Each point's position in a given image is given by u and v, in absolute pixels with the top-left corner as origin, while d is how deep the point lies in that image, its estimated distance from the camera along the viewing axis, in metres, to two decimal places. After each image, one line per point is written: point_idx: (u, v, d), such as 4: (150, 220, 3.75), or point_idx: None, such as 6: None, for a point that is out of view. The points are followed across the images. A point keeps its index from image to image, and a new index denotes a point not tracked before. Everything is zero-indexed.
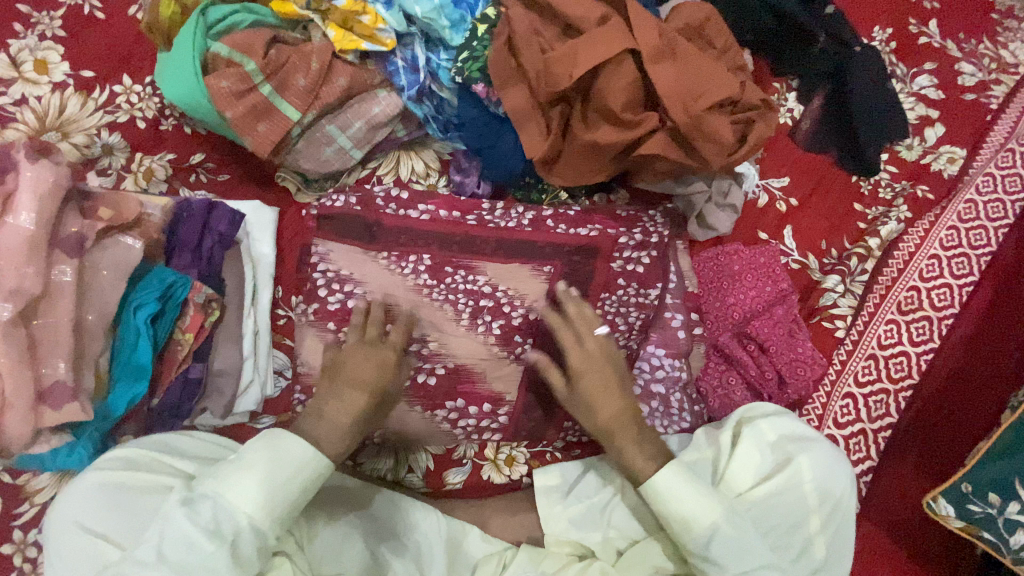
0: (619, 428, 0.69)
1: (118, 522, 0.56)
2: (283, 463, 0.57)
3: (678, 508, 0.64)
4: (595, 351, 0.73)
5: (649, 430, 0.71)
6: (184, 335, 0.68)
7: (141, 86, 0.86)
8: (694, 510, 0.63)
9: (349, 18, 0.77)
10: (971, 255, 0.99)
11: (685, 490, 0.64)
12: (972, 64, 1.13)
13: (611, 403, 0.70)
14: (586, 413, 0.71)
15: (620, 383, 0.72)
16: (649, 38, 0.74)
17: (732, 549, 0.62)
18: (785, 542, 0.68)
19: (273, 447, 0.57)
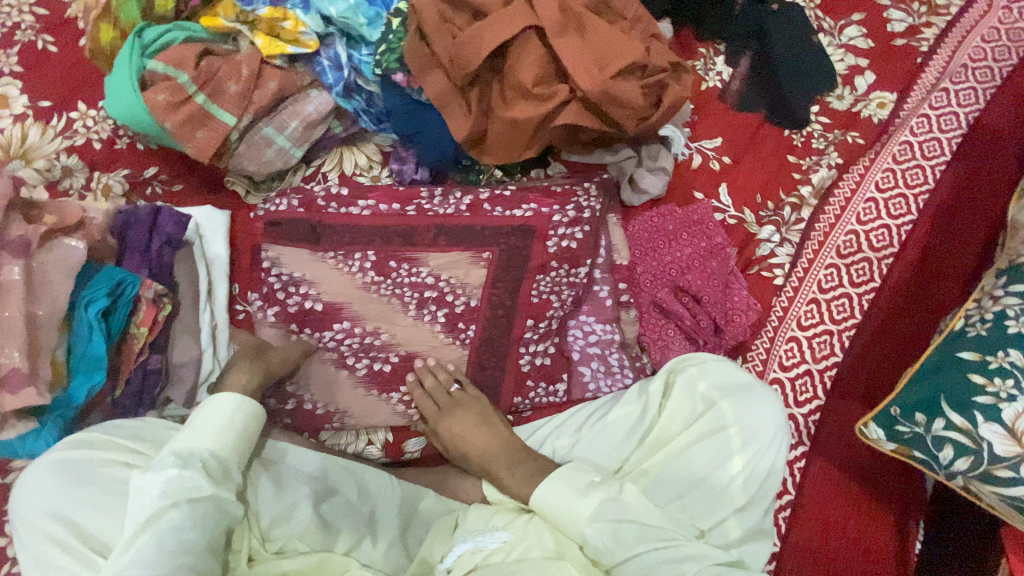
0: (491, 463, 0.77)
1: (79, 497, 0.59)
2: (219, 413, 0.66)
3: (561, 506, 0.68)
4: (449, 405, 0.82)
5: (523, 454, 0.77)
6: (139, 329, 0.73)
7: (96, 111, 0.92)
8: (575, 506, 0.67)
9: (273, 25, 0.83)
10: (907, 195, 1.02)
11: (557, 490, 0.69)
12: (901, 11, 1.16)
13: (475, 446, 0.78)
14: (463, 458, 0.80)
15: (482, 423, 0.80)
16: (550, 13, 0.78)
17: (617, 532, 0.65)
18: (704, 487, 0.71)
19: (210, 406, 0.67)
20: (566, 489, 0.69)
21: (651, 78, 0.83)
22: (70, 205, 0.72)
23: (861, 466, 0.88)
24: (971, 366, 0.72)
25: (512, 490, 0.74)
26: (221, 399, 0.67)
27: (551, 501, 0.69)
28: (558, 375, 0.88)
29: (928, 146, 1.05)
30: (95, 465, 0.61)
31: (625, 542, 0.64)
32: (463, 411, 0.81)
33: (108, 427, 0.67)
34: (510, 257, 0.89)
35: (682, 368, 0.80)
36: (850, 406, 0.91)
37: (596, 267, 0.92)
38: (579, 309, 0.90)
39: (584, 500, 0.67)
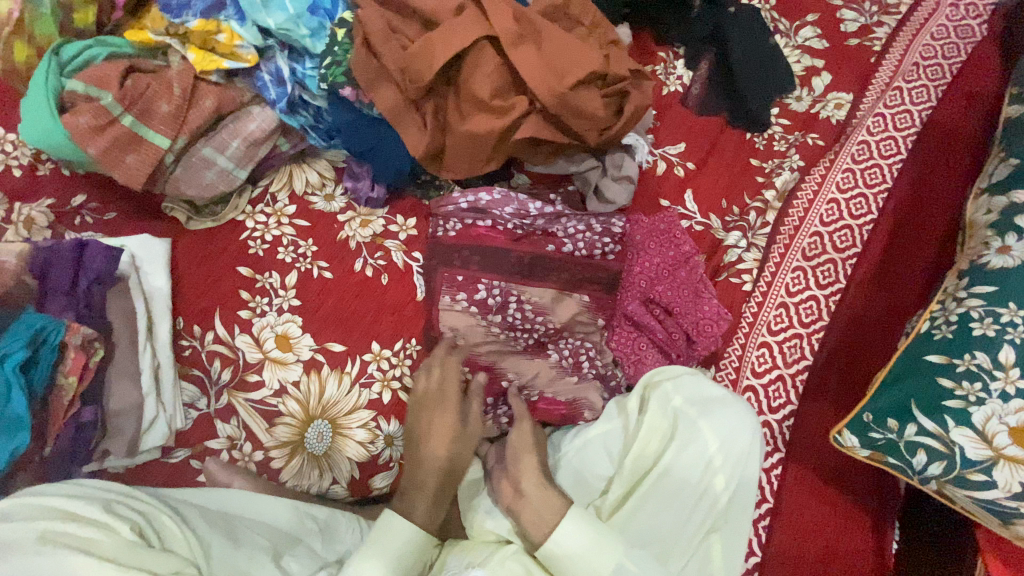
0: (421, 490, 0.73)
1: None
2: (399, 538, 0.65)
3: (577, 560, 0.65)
4: (449, 409, 0.78)
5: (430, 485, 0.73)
6: (67, 379, 0.65)
7: (14, 134, 0.84)
8: (592, 558, 0.64)
9: (207, 39, 0.77)
10: (867, 194, 1.03)
11: (583, 533, 0.65)
12: (854, 11, 1.17)
13: (441, 450, 0.75)
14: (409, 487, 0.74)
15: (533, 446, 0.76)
16: (504, 21, 0.75)
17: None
18: (689, 512, 0.70)
19: (386, 526, 0.65)
20: (587, 538, 0.65)
21: (612, 87, 0.81)
22: None
23: (834, 471, 0.88)
24: (939, 369, 0.72)
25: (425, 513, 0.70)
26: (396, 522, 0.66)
27: (569, 547, 0.65)
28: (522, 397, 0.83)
29: (885, 145, 1.06)
30: (10, 538, 0.49)
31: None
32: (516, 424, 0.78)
33: (23, 493, 0.55)
34: (486, 274, 0.85)
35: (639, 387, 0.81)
36: (823, 407, 0.91)
37: (579, 279, 0.87)
38: (562, 335, 0.86)
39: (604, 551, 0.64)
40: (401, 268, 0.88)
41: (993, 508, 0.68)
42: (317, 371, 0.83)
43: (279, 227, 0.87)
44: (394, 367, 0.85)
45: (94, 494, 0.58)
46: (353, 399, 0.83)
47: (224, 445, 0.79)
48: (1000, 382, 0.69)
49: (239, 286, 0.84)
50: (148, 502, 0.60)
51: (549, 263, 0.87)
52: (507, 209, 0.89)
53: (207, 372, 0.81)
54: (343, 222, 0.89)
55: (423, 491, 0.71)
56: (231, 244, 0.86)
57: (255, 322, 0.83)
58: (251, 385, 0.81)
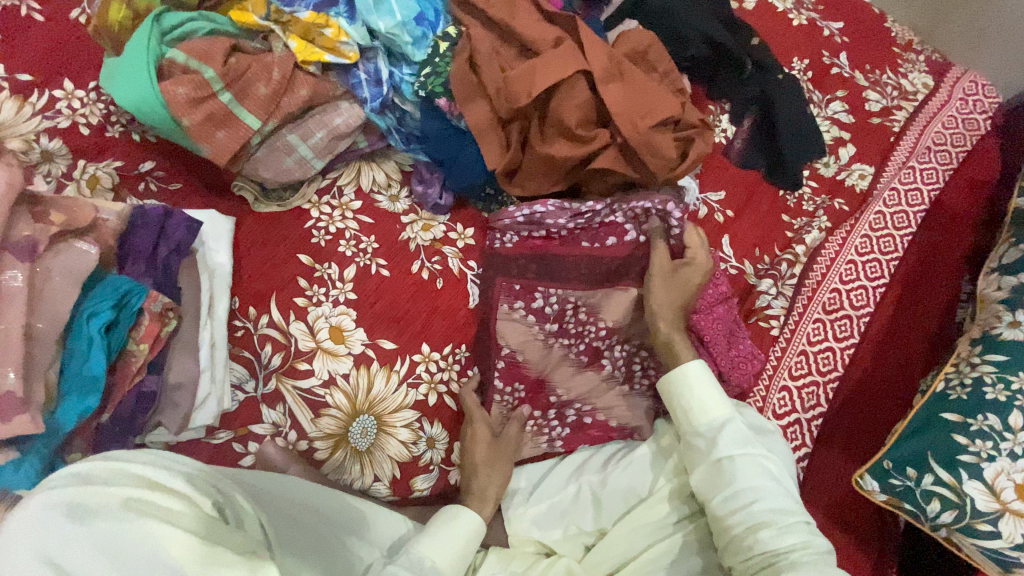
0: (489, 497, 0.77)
1: (96, 554, 0.48)
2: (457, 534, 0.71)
3: (692, 403, 0.77)
4: (511, 430, 0.81)
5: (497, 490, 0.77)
6: (139, 346, 0.66)
7: (85, 91, 0.83)
8: (700, 402, 0.76)
9: (311, 30, 0.80)
10: (882, 260, 1.10)
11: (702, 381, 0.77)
12: (877, 93, 1.26)
13: (501, 472, 0.78)
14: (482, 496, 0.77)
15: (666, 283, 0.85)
16: (598, 59, 0.80)
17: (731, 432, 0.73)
18: None
19: (455, 519, 0.71)
20: (701, 385, 0.77)
21: (681, 132, 0.88)
22: (82, 206, 0.67)
23: (845, 515, 0.92)
24: (954, 426, 0.80)
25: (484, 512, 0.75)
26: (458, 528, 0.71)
27: (691, 389, 0.77)
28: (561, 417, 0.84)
29: (897, 219, 1.14)
30: (98, 503, 0.51)
31: (733, 438, 0.73)
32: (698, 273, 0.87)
33: (105, 458, 0.57)
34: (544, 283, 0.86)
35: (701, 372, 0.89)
36: (832, 453, 0.97)
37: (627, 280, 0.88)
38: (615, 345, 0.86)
39: (713, 402, 0.76)
40: (456, 275, 0.89)
41: (997, 558, 0.74)
42: (367, 366, 0.81)
43: (343, 221, 0.87)
44: (442, 370, 0.84)
45: (170, 466, 0.61)
46: (400, 398, 0.82)
47: (269, 431, 0.78)
48: (1008, 442, 0.77)
49: (299, 273, 0.83)
50: (220, 479, 0.64)
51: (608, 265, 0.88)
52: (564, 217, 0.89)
53: (257, 356, 0.80)
54: (406, 223, 0.89)
55: (487, 501, 0.76)
56: (295, 231, 0.85)
57: (310, 310, 0.82)
58: (301, 373, 0.80)
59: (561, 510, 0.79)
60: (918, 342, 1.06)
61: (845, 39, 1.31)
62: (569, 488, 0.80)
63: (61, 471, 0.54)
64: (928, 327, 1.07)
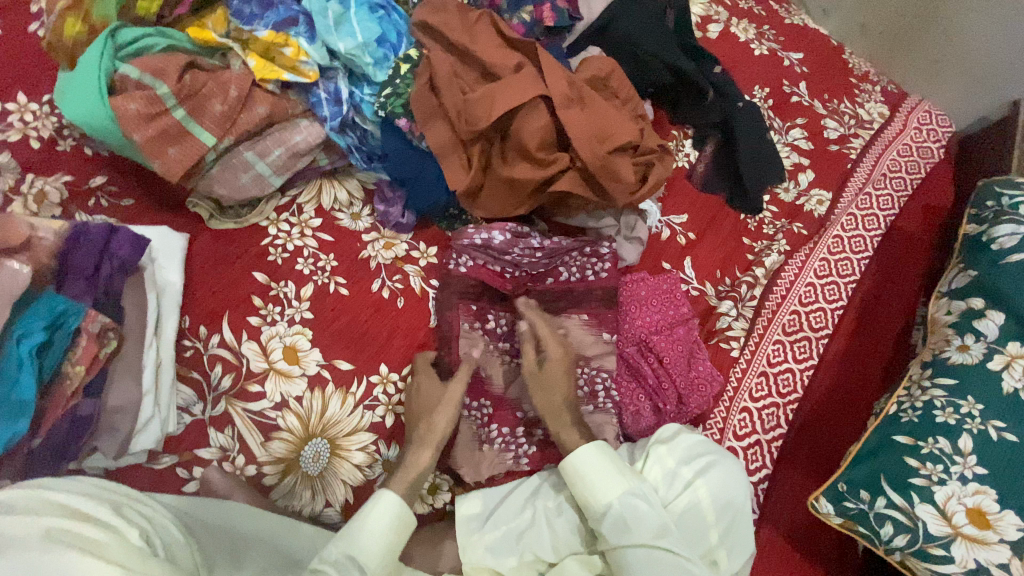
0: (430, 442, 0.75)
1: None
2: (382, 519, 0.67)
3: (586, 490, 0.75)
4: (455, 385, 0.79)
5: (437, 433, 0.75)
6: (76, 368, 0.64)
7: (38, 105, 0.81)
8: (593, 488, 0.74)
9: (271, 49, 0.80)
10: (839, 283, 1.12)
11: (594, 459, 0.75)
12: (835, 121, 1.31)
13: (442, 416, 0.76)
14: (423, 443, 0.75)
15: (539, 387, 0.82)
16: (559, 85, 0.81)
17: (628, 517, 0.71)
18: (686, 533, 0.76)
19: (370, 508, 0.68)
20: (597, 467, 0.75)
21: (641, 157, 0.89)
22: (17, 222, 0.65)
23: (802, 535, 0.93)
24: (906, 449, 0.81)
25: (425, 463, 0.74)
26: (388, 498, 0.68)
27: (586, 474, 0.75)
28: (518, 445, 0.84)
29: (855, 242, 1.16)
30: (17, 533, 0.48)
31: (620, 521, 0.71)
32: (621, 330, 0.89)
33: (32, 487, 0.55)
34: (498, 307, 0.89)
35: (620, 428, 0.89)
36: (793, 475, 0.97)
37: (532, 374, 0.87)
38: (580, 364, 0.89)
39: (607, 486, 0.73)
40: (418, 293, 0.88)
41: None
42: (321, 388, 0.80)
43: (302, 239, 0.86)
44: (399, 393, 0.83)
45: (100, 495, 0.58)
46: (355, 420, 0.80)
47: (216, 455, 0.75)
48: (958, 466, 0.77)
49: (253, 292, 0.82)
50: (153, 510, 0.61)
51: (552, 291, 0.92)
52: (518, 246, 0.91)
53: (207, 377, 0.77)
54: (366, 241, 0.88)
55: (426, 443, 0.75)
56: (251, 248, 0.84)
57: (263, 330, 0.80)
58: (251, 395, 0.77)
59: (516, 536, 0.77)
60: (874, 361, 1.08)
61: (804, 70, 1.35)
62: (526, 514, 0.78)
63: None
64: (885, 346, 1.10)
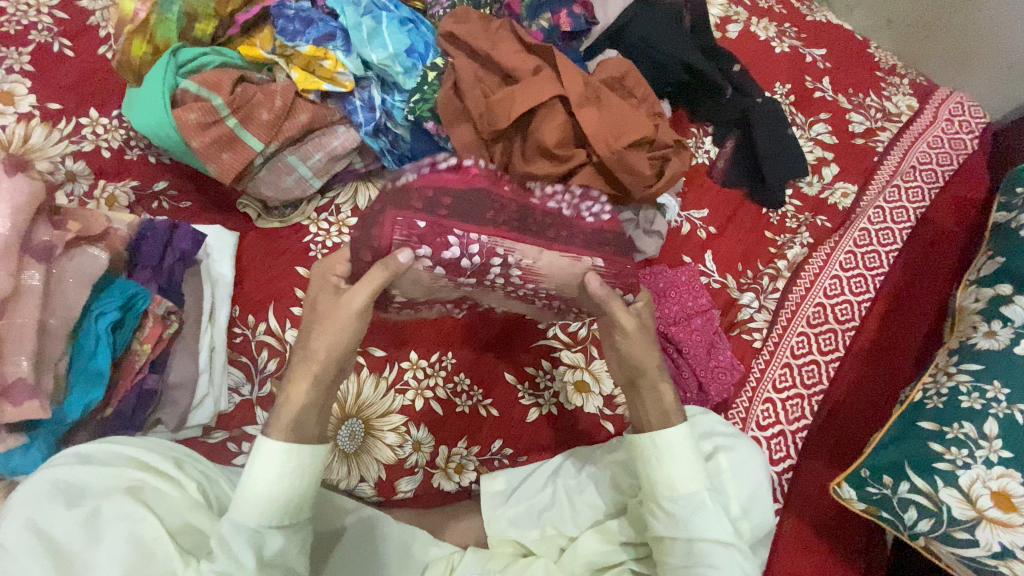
0: (315, 370, 0.64)
1: (79, 535, 0.54)
2: (274, 471, 0.58)
3: (664, 470, 0.68)
4: (352, 294, 0.66)
5: (320, 356, 0.64)
6: (143, 346, 0.74)
7: (108, 119, 0.92)
8: (675, 474, 0.67)
9: (312, 62, 0.88)
10: (866, 275, 1.12)
11: (677, 439, 0.68)
12: (861, 114, 1.30)
13: (327, 337, 0.65)
14: (302, 363, 0.65)
15: (646, 334, 0.74)
16: (574, 85, 0.86)
17: (698, 509, 0.67)
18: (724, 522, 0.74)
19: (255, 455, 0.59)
20: (679, 451, 0.68)
21: (657, 152, 0.92)
22: (96, 216, 0.74)
23: (830, 526, 0.92)
24: (931, 435, 0.80)
25: (302, 400, 0.62)
26: (270, 444, 0.59)
27: (664, 457, 0.68)
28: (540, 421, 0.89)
29: (882, 235, 1.15)
30: (89, 484, 0.58)
31: (694, 515, 0.66)
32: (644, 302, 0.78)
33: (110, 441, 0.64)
34: (460, 224, 0.72)
35: (616, 409, 0.91)
36: (817, 467, 0.96)
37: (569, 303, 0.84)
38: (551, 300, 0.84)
39: (687, 471, 0.67)
40: None
41: (974, 565, 0.75)
42: (356, 372, 0.86)
43: (339, 236, 0.92)
44: (429, 376, 0.88)
45: (162, 450, 0.65)
46: (387, 402, 0.86)
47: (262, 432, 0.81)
48: (983, 450, 0.77)
49: (296, 284, 0.88)
50: (208, 466, 0.68)
51: (540, 219, 0.79)
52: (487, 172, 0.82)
53: (254, 361, 0.84)
54: None
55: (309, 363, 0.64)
56: (294, 245, 0.91)
57: None
58: None
59: (538, 512, 0.81)
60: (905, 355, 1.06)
61: (827, 65, 1.36)
62: (548, 491, 0.82)
63: (68, 450, 0.61)
64: (916, 339, 1.07)
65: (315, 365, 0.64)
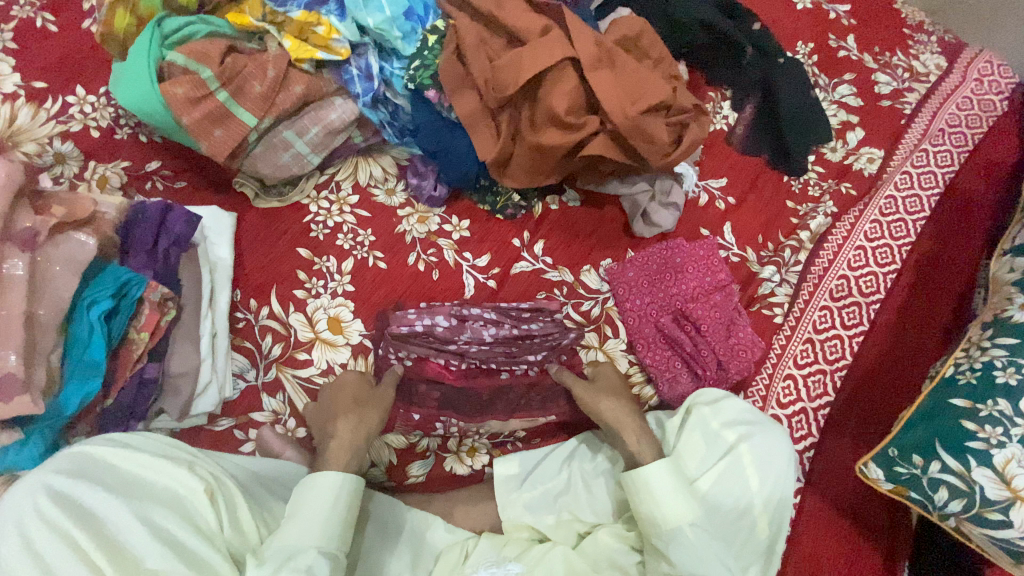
0: (340, 446, 0.71)
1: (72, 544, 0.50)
2: (322, 501, 0.64)
3: (650, 505, 0.71)
4: (381, 387, 0.78)
5: (348, 437, 0.72)
6: (139, 334, 0.70)
7: (95, 96, 0.88)
8: (659, 507, 0.70)
9: (304, 28, 0.83)
10: (892, 246, 1.06)
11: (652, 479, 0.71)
12: (887, 75, 1.23)
13: (355, 422, 0.73)
14: (325, 441, 0.72)
15: (614, 396, 0.81)
16: (586, 47, 0.80)
17: (683, 543, 0.69)
18: (733, 535, 0.74)
19: (311, 488, 0.65)
20: (663, 485, 0.71)
21: (675, 117, 0.86)
22: (82, 200, 0.71)
23: (854, 506, 0.89)
24: (964, 412, 0.76)
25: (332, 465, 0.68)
26: (323, 482, 0.65)
27: (650, 491, 0.71)
28: (554, 403, 0.85)
29: (909, 202, 1.10)
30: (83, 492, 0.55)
31: (688, 543, 0.68)
32: (607, 371, 0.86)
33: (111, 444, 0.61)
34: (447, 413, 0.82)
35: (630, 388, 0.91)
36: (839, 445, 0.93)
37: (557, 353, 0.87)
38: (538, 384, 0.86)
39: (673, 503, 0.70)
40: (452, 266, 0.90)
41: (1006, 547, 0.72)
42: (365, 356, 0.84)
43: (341, 215, 0.89)
44: None
45: (169, 454, 0.63)
46: None
47: (269, 418, 0.80)
48: (1019, 428, 0.73)
49: (298, 267, 0.86)
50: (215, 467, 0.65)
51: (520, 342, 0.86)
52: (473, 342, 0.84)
53: (259, 346, 0.82)
54: (402, 216, 0.91)
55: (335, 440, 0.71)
56: (294, 226, 0.87)
57: (309, 302, 0.84)
58: (300, 362, 0.82)
59: (554, 496, 0.79)
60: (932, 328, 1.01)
61: (852, 22, 1.28)
62: (563, 476, 0.80)
63: (65, 458, 0.58)
64: (946, 311, 1.02)
65: (345, 441, 0.71)
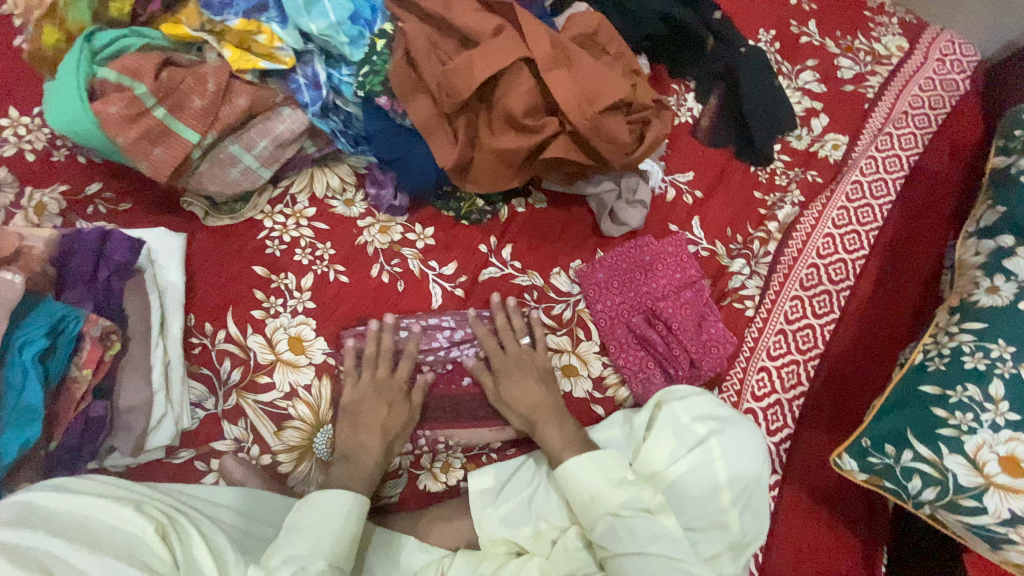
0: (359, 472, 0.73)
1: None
2: (326, 518, 0.66)
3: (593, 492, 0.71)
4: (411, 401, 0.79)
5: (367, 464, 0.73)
6: (82, 372, 0.68)
7: (29, 118, 0.83)
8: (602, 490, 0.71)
9: (246, 38, 0.79)
10: (860, 231, 1.07)
11: (595, 478, 0.72)
12: (850, 59, 1.22)
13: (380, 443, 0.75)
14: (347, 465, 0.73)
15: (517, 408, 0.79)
16: (540, 45, 0.78)
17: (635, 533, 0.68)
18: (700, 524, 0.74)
19: (310, 503, 0.66)
20: (602, 470, 0.72)
21: (636, 115, 0.85)
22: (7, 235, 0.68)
23: (830, 494, 0.90)
24: (933, 399, 0.77)
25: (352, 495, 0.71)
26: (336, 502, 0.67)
27: (588, 482, 0.72)
28: None
29: (875, 186, 1.10)
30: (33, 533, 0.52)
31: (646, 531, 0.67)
32: (501, 368, 0.81)
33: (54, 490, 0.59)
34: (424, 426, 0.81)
35: (606, 392, 0.89)
36: (815, 435, 0.93)
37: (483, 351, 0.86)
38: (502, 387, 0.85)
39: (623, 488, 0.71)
40: (417, 276, 0.87)
41: (983, 534, 0.72)
42: (329, 375, 0.80)
43: (298, 229, 0.85)
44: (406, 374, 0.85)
45: (119, 494, 0.62)
46: None
47: (231, 446, 0.76)
48: (989, 413, 0.73)
49: (255, 285, 0.82)
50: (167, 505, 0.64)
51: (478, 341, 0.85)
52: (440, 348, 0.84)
53: (217, 372, 0.78)
54: (362, 227, 0.87)
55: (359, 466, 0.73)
56: (248, 243, 0.84)
57: (267, 322, 0.81)
58: (261, 387, 0.78)
59: (529, 507, 0.78)
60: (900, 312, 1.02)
61: (814, 7, 1.27)
62: (538, 486, 0.79)
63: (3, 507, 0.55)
64: (913, 294, 1.03)
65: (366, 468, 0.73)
